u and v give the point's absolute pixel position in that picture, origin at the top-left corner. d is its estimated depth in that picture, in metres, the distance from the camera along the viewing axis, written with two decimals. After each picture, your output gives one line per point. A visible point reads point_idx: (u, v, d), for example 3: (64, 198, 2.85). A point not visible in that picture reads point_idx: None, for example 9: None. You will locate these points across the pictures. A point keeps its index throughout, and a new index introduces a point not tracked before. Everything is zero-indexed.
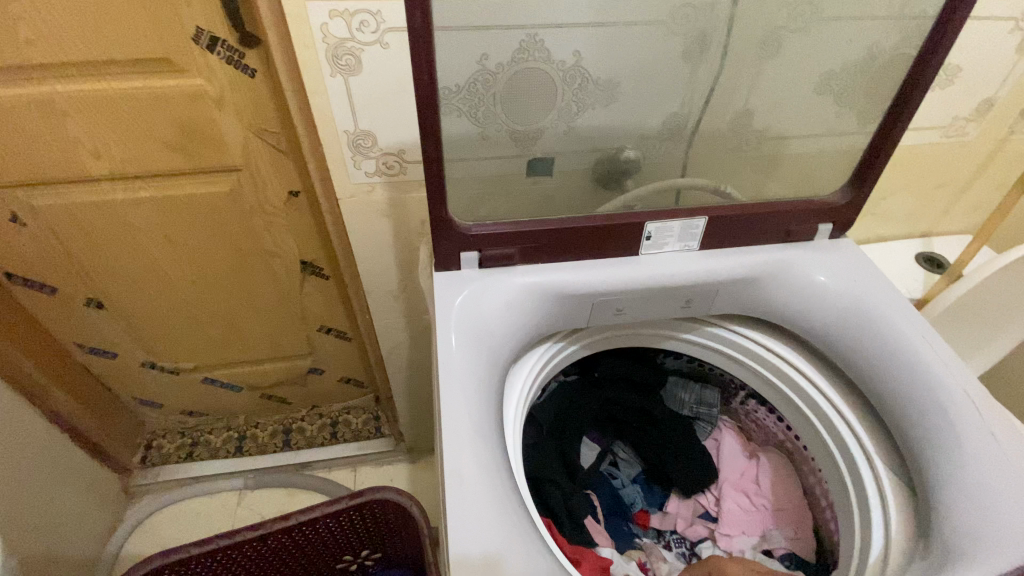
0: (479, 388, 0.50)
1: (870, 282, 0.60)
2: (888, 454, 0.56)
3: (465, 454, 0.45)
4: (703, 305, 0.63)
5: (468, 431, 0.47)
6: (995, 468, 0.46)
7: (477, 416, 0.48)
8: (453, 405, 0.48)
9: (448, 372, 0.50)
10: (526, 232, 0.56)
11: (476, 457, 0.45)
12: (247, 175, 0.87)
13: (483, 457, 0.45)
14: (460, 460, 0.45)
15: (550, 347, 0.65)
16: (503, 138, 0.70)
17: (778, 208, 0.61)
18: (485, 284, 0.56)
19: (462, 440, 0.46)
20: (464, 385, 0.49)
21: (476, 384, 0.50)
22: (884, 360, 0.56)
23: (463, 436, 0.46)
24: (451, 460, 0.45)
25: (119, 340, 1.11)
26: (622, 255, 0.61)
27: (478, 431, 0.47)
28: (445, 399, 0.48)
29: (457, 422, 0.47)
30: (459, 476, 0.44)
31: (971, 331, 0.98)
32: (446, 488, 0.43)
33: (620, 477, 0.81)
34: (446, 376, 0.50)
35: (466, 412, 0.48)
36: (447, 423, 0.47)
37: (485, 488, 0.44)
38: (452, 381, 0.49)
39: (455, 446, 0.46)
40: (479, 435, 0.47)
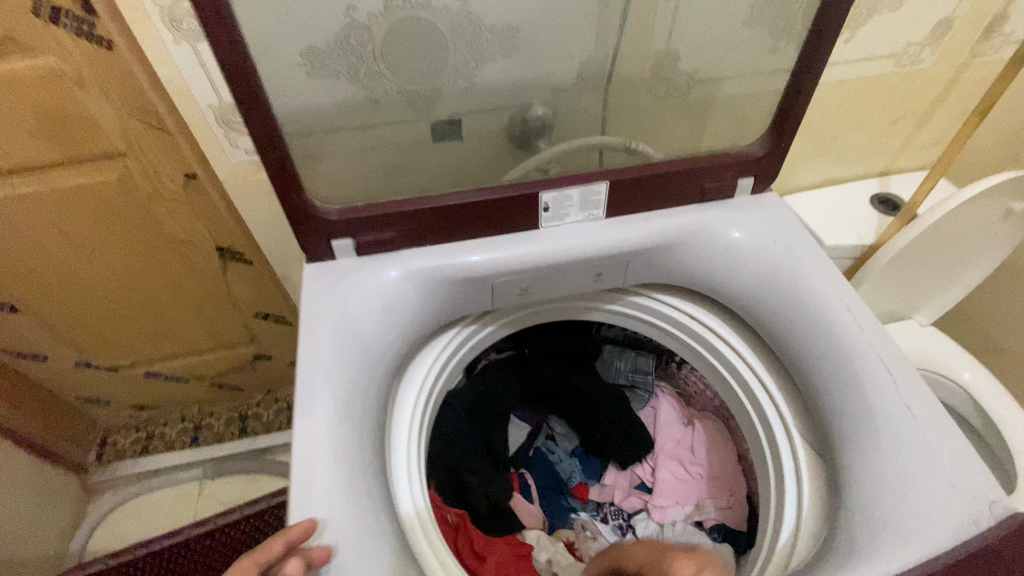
0: (348, 390, 0.46)
1: (796, 245, 0.55)
2: (806, 425, 0.54)
3: (318, 463, 0.42)
4: (616, 277, 0.58)
5: (323, 437, 0.43)
6: (907, 451, 0.43)
7: (339, 422, 0.44)
8: (309, 408, 0.44)
9: (314, 380, 0.45)
10: (405, 212, 0.50)
11: (332, 467, 0.42)
12: (135, 160, 0.79)
13: (341, 467, 0.42)
14: (311, 470, 0.41)
15: (459, 333, 0.59)
16: (395, 100, 0.61)
17: (689, 164, 0.55)
18: (361, 271, 0.50)
19: (315, 448, 0.42)
20: (328, 387, 0.45)
21: (345, 386, 0.46)
22: (803, 329, 0.52)
23: (317, 444, 0.42)
24: (306, 484, 0.41)
25: (46, 343, 1.05)
26: (521, 230, 0.55)
27: (337, 437, 0.43)
28: (301, 400, 0.44)
29: (314, 430, 0.43)
30: (308, 486, 0.41)
31: (933, 275, 0.93)
32: (292, 499, 0.40)
33: (557, 452, 0.78)
34: (305, 374, 0.45)
35: (330, 427, 0.43)
36: (301, 429, 0.43)
37: (337, 501, 0.41)
38: (313, 381, 0.45)
39: (305, 455, 0.42)
40: (340, 443, 0.43)
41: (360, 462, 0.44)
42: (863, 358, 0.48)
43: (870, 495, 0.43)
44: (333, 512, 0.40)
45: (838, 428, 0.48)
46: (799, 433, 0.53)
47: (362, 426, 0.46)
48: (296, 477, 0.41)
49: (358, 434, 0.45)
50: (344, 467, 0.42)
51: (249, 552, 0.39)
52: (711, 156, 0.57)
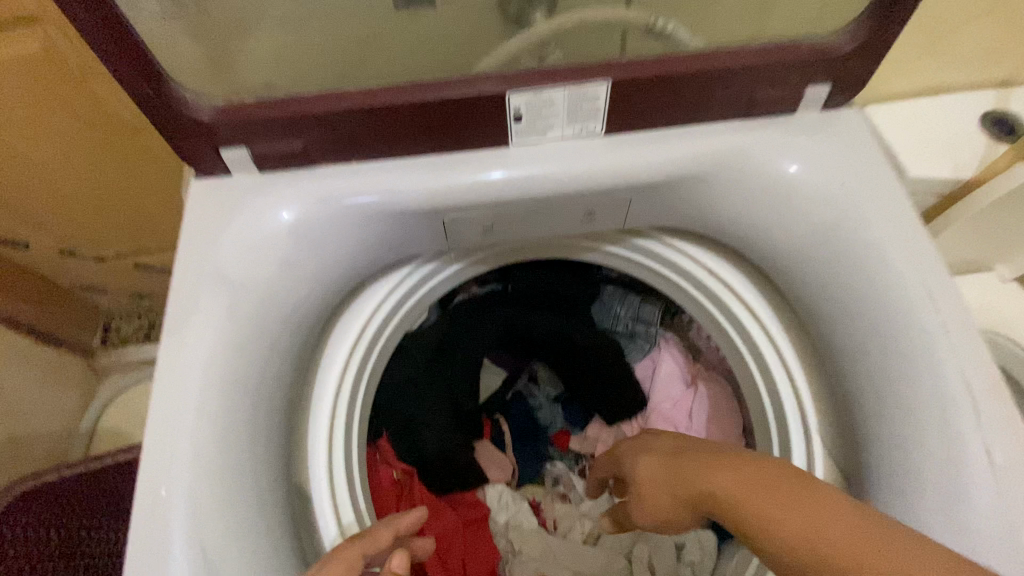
0: (231, 349, 0.37)
1: (873, 199, 0.39)
2: (834, 432, 0.42)
3: (180, 432, 0.35)
4: (612, 219, 0.44)
5: (190, 400, 0.35)
6: (957, 503, 0.34)
7: (213, 386, 0.36)
8: (177, 363, 0.36)
9: (207, 345, 0.36)
10: (313, 114, 0.36)
11: (194, 440, 0.35)
12: (52, 26, 0.66)
13: (208, 440, 0.35)
14: (170, 437, 0.35)
15: (410, 272, 0.48)
16: None
17: (732, 60, 0.38)
18: (259, 196, 0.38)
19: (178, 412, 0.35)
20: (219, 350, 0.36)
21: (226, 344, 0.36)
22: (858, 318, 0.39)
23: (181, 408, 0.35)
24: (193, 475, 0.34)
25: (25, 231, 1.00)
26: (483, 146, 0.40)
27: (222, 412, 0.35)
28: (168, 351, 0.36)
29: (181, 393, 0.35)
30: (163, 457, 0.34)
31: None
32: (141, 466, 0.34)
33: (537, 397, 0.70)
34: (175, 322, 0.36)
35: (224, 405, 0.36)
36: (163, 387, 0.35)
37: (195, 479, 0.34)
38: (191, 328, 0.36)
39: (165, 418, 0.35)
40: (213, 412, 0.35)
41: (239, 435, 0.36)
42: (940, 372, 0.36)
43: None
44: (190, 491, 0.34)
45: (879, 452, 0.38)
46: (821, 442, 0.42)
47: (253, 393, 0.37)
48: (151, 442, 0.35)
49: (243, 402, 0.37)
50: (213, 441, 0.35)
51: (349, 545, 0.37)
52: (767, 48, 0.38)
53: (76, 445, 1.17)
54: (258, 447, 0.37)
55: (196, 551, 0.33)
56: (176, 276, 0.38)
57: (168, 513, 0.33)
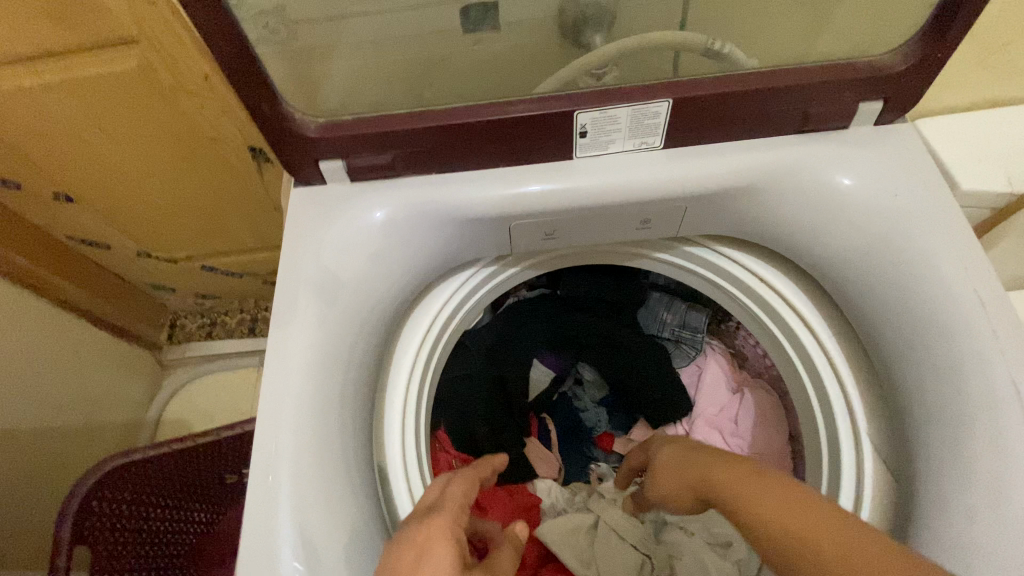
0: (326, 337, 0.41)
1: (924, 208, 0.41)
2: (884, 434, 0.44)
3: (285, 407, 0.39)
4: (667, 227, 0.47)
5: (289, 382, 0.40)
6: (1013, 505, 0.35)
7: (313, 369, 0.40)
8: (281, 349, 0.40)
9: (304, 332, 0.41)
10: (403, 131, 0.40)
11: (298, 413, 0.39)
12: (150, 49, 0.73)
13: (309, 415, 0.39)
14: (277, 411, 0.39)
15: (474, 274, 0.52)
16: None
17: (789, 78, 0.40)
18: (351, 204, 0.43)
19: (283, 389, 0.39)
20: (313, 338, 0.41)
21: (323, 332, 0.41)
22: (910, 325, 0.41)
23: (286, 386, 0.39)
24: (291, 447, 0.38)
25: (108, 233, 1.10)
26: (550, 158, 0.44)
27: (316, 393, 0.40)
28: (271, 338, 0.41)
29: (286, 373, 0.40)
30: (272, 428, 0.39)
31: None
32: (253, 435, 0.39)
33: (583, 399, 0.72)
34: (280, 310, 0.41)
35: (317, 388, 0.40)
36: (272, 368, 0.40)
37: (300, 449, 0.39)
38: (291, 319, 0.41)
39: (272, 395, 0.39)
40: (313, 392, 0.40)
41: (331, 412, 0.40)
42: (994, 379, 0.37)
43: (949, 544, 0.36)
44: (295, 459, 0.38)
45: (928, 453, 0.39)
46: (873, 445, 0.44)
47: (344, 376, 0.42)
48: (263, 414, 0.39)
49: (335, 385, 0.41)
50: (312, 417, 0.39)
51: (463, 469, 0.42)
52: (822, 67, 0.41)
53: (143, 431, 1.26)
54: (347, 426, 0.42)
55: (300, 512, 0.37)
56: (280, 271, 0.43)
57: (275, 477, 0.38)
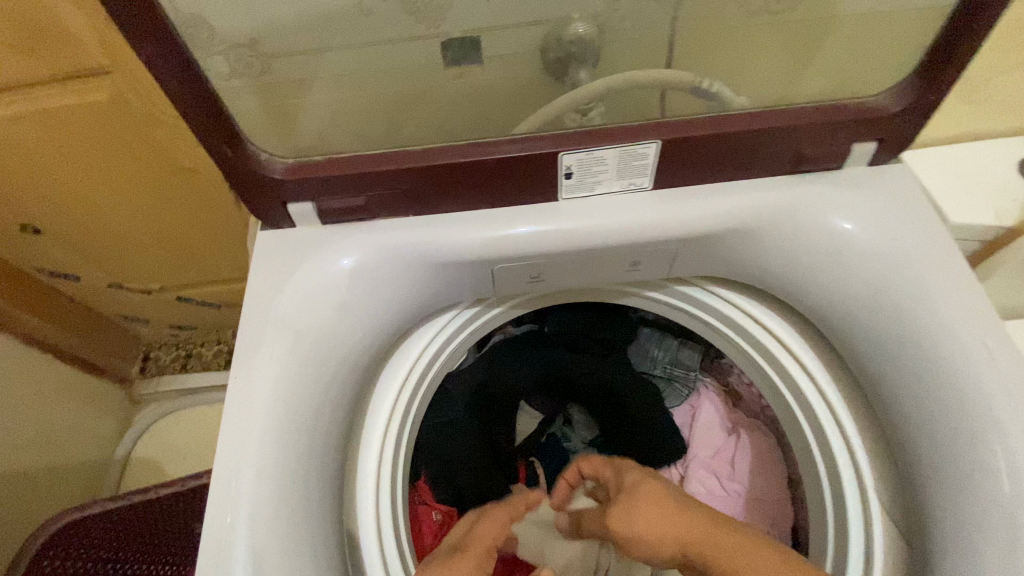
0: (291, 393, 0.38)
1: (922, 249, 0.40)
2: (889, 486, 0.41)
3: (243, 474, 0.35)
4: (658, 269, 0.45)
5: (250, 445, 0.36)
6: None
7: (277, 429, 0.37)
8: (242, 409, 0.37)
9: (269, 389, 0.37)
10: (378, 174, 0.38)
11: (259, 480, 0.36)
12: (121, 78, 0.70)
13: (271, 482, 0.36)
14: (236, 477, 0.35)
15: (457, 316, 0.49)
16: (392, 9, 0.48)
17: (783, 119, 0.39)
18: (322, 247, 0.40)
19: (243, 453, 0.36)
20: (278, 395, 0.37)
21: (288, 387, 0.38)
22: (913, 374, 0.39)
23: (247, 450, 0.36)
24: (252, 521, 0.35)
25: (77, 265, 1.06)
26: (534, 200, 0.41)
27: (281, 457, 0.36)
28: (233, 396, 0.37)
29: (246, 434, 0.36)
30: (230, 497, 0.35)
31: None
32: (209, 507, 0.35)
33: (573, 440, 0.69)
34: (241, 364, 0.38)
35: (282, 451, 0.37)
36: (231, 430, 0.36)
37: (261, 520, 0.35)
38: (254, 375, 0.38)
39: (230, 459, 0.36)
40: (275, 455, 0.36)
41: (297, 476, 0.37)
42: (1004, 437, 0.35)
43: None
44: (255, 533, 0.34)
45: (940, 512, 0.37)
46: (878, 499, 0.41)
47: (312, 435, 0.38)
48: (220, 481, 0.36)
49: (301, 445, 0.38)
50: (273, 482, 0.36)
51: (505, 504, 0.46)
52: (817, 108, 0.40)
53: (111, 472, 1.20)
54: (314, 490, 0.38)
55: None
56: (243, 319, 0.39)
57: (232, 554, 0.34)
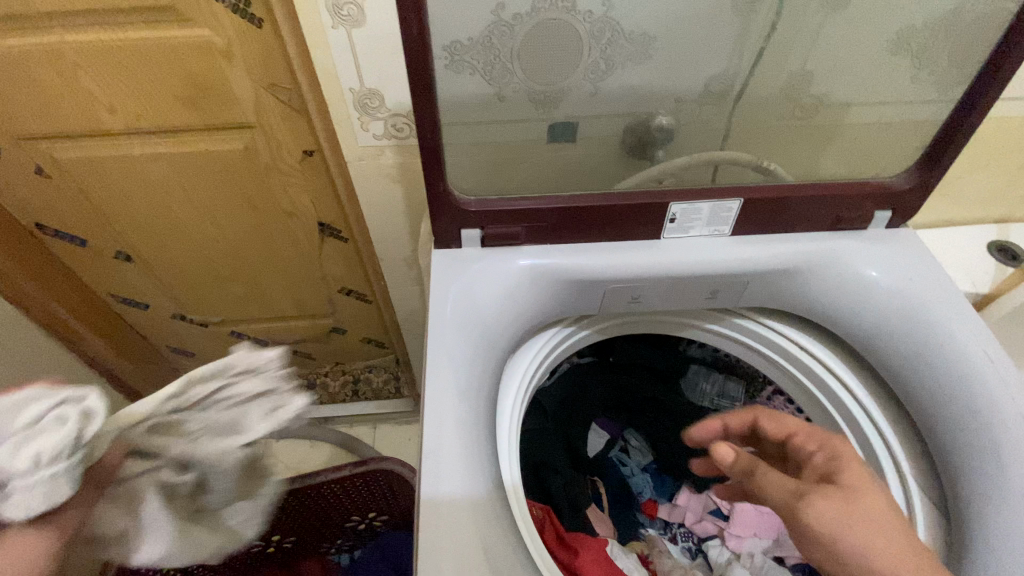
0: (467, 372, 0.48)
1: (929, 284, 0.53)
2: (925, 476, 0.52)
3: (443, 432, 0.44)
4: (731, 298, 0.58)
5: (449, 406, 0.45)
6: None
7: (462, 400, 0.46)
8: (438, 378, 0.46)
9: (457, 364, 0.47)
10: (537, 209, 0.51)
11: (454, 438, 0.44)
12: (261, 132, 0.84)
13: (463, 441, 0.44)
14: (437, 437, 0.44)
15: (559, 331, 0.61)
16: (521, 100, 0.64)
17: (826, 190, 0.54)
18: (485, 262, 0.52)
19: (441, 417, 0.45)
20: (457, 368, 0.47)
21: (466, 365, 0.48)
22: (932, 373, 0.50)
23: (444, 415, 0.45)
24: (449, 464, 0.42)
25: (150, 293, 1.14)
26: (642, 238, 0.55)
27: (467, 418, 0.45)
28: (432, 369, 0.47)
29: (441, 403, 0.45)
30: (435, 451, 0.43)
31: None
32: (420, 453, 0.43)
33: (630, 464, 0.78)
34: (433, 346, 0.48)
35: (465, 414, 0.46)
36: (430, 399, 0.45)
37: (459, 471, 0.43)
38: (442, 354, 0.47)
39: (432, 423, 0.44)
40: (462, 420, 0.45)
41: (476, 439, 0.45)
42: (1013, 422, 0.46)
43: (999, 552, 0.43)
44: (456, 479, 0.42)
45: (971, 484, 0.47)
46: (917, 486, 0.52)
47: (482, 405, 0.48)
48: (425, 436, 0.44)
49: (476, 414, 0.47)
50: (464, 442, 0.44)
51: None
52: (849, 184, 0.55)
53: None
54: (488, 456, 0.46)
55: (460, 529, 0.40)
56: (429, 311, 0.50)
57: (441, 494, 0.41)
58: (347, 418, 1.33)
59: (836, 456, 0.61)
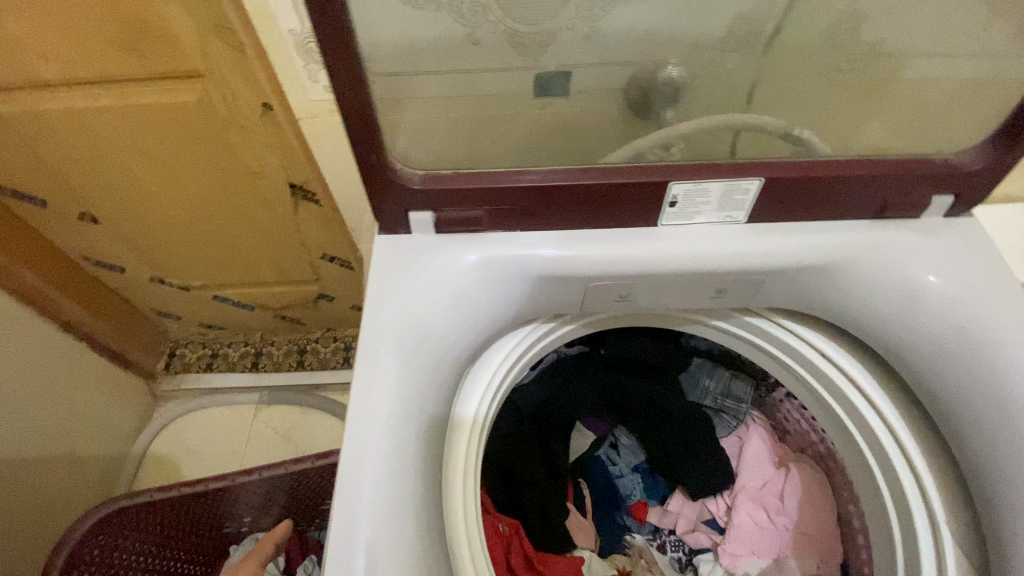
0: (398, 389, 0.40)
1: (991, 288, 0.43)
2: (965, 528, 0.42)
3: (366, 455, 0.37)
4: (740, 298, 0.47)
5: (377, 416, 0.38)
6: None
7: (396, 409, 0.39)
8: (369, 382, 0.39)
9: (395, 367, 0.40)
10: (499, 189, 0.41)
11: (377, 473, 0.37)
12: (213, 82, 0.74)
13: (387, 476, 0.37)
14: (355, 472, 0.37)
15: (535, 329, 0.52)
16: (499, 42, 0.51)
17: (869, 167, 0.42)
18: (435, 254, 0.44)
19: (362, 447, 0.37)
20: (393, 375, 0.40)
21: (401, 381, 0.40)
22: (986, 405, 0.40)
23: (370, 430, 0.38)
24: (366, 479, 0.37)
25: (124, 256, 1.08)
26: (634, 226, 0.44)
27: (398, 430, 0.39)
28: (362, 373, 0.40)
29: (369, 413, 0.38)
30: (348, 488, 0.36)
31: None
32: (338, 467, 0.37)
33: (619, 464, 0.69)
34: (367, 345, 0.40)
35: (398, 425, 0.39)
36: (354, 418, 0.38)
37: (380, 501, 0.36)
38: (376, 356, 0.40)
39: (356, 434, 0.38)
40: (391, 438, 0.38)
41: (407, 467, 0.39)
42: None
43: None
44: (374, 522, 0.36)
45: None
46: (951, 534, 0.42)
47: (421, 414, 0.41)
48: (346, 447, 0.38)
49: (408, 440, 0.40)
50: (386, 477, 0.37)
51: None
52: (899, 159, 0.43)
53: (125, 466, 1.18)
54: (418, 476, 0.40)
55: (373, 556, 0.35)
56: (367, 303, 0.43)
57: (356, 514, 0.35)
58: (340, 385, 1.29)
59: (855, 481, 0.52)
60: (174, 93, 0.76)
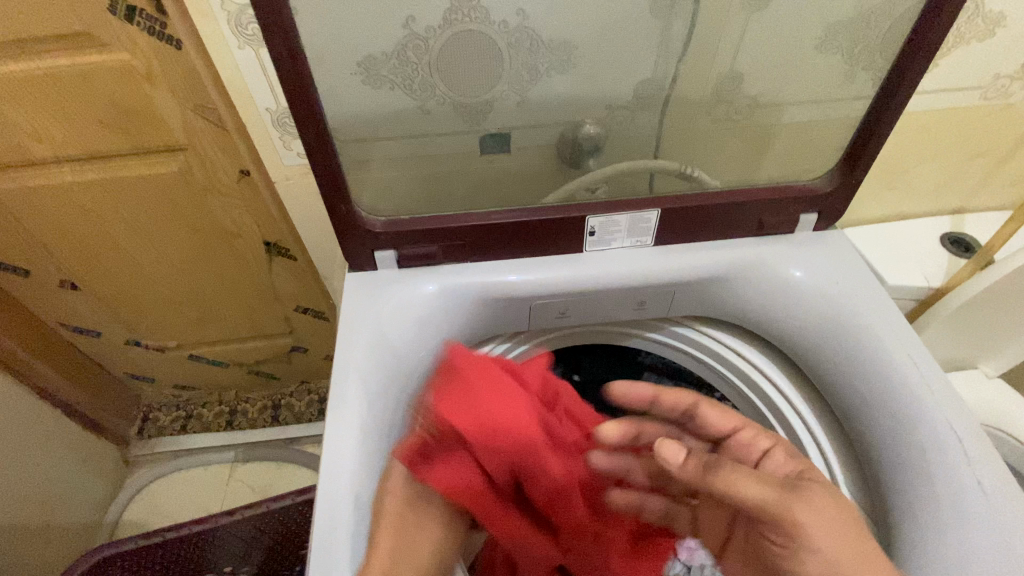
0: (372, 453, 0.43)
1: (854, 284, 0.52)
2: (860, 488, 0.51)
3: (342, 458, 0.44)
4: (660, 308, 0.56)
5: (351, 424, 0.45)
6: (960, 523, 0.41)
7: (367, 418, 0.46)
8: (344, 396, 0.46)
9: (367, 382, 0.47)
10: (450, 229, 0.50)
11: (353, 471, 0.43)
12: (194, 154, 0.82)
13: (361, 477, 0.43)
14: (334, 479, 0.43)
15: (491, 349, 0.59)
16: (446, 112, 0.61)
17: (746, 195, 0.53)
18: (398, 286, 0.51)
19: (340, 452, 0.44)
20: (364, 388, 0.47)
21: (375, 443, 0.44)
22: (859, 380, 0.49)
23: (345, 437, 0.44)
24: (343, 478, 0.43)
25: (101, 320, 1.11)
26: (564, 253, 0.53)
27: (371, 436, 0.45)
28: (338, 388, 0.46)
29: (345, 422, 0.45)
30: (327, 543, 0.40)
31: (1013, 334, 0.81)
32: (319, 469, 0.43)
33: None
34: (342, 365, 0.47)
35: (371, 431, 0.46)
36: (331, 427, 0.45)
37: (356, 495, 0.43)
38: (350, 373, 0.47)
39: (334, 440, 0.44)
40: (364, 443, 0.45)
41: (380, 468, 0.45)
42: (935, 429, 0.45)
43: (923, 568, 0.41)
44: (351, 514, 0.42)
45: (900, 499, 0.45)
46: (849, 494, 0.50)
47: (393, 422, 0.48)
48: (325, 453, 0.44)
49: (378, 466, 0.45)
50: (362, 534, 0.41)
51: None
52: (769, 188, 0.54)
53: (97, 536, 1.16)
54: None
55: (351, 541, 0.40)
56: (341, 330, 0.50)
57: (337, 506, 0.42)
58: (315, 437, 1.30)
59: None
60: (157, 166, 0.84)
